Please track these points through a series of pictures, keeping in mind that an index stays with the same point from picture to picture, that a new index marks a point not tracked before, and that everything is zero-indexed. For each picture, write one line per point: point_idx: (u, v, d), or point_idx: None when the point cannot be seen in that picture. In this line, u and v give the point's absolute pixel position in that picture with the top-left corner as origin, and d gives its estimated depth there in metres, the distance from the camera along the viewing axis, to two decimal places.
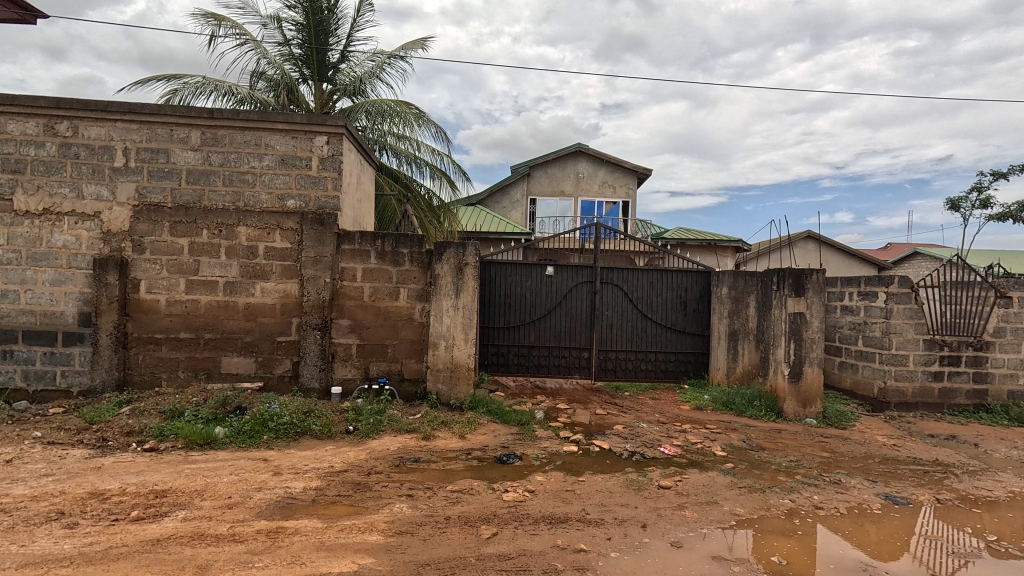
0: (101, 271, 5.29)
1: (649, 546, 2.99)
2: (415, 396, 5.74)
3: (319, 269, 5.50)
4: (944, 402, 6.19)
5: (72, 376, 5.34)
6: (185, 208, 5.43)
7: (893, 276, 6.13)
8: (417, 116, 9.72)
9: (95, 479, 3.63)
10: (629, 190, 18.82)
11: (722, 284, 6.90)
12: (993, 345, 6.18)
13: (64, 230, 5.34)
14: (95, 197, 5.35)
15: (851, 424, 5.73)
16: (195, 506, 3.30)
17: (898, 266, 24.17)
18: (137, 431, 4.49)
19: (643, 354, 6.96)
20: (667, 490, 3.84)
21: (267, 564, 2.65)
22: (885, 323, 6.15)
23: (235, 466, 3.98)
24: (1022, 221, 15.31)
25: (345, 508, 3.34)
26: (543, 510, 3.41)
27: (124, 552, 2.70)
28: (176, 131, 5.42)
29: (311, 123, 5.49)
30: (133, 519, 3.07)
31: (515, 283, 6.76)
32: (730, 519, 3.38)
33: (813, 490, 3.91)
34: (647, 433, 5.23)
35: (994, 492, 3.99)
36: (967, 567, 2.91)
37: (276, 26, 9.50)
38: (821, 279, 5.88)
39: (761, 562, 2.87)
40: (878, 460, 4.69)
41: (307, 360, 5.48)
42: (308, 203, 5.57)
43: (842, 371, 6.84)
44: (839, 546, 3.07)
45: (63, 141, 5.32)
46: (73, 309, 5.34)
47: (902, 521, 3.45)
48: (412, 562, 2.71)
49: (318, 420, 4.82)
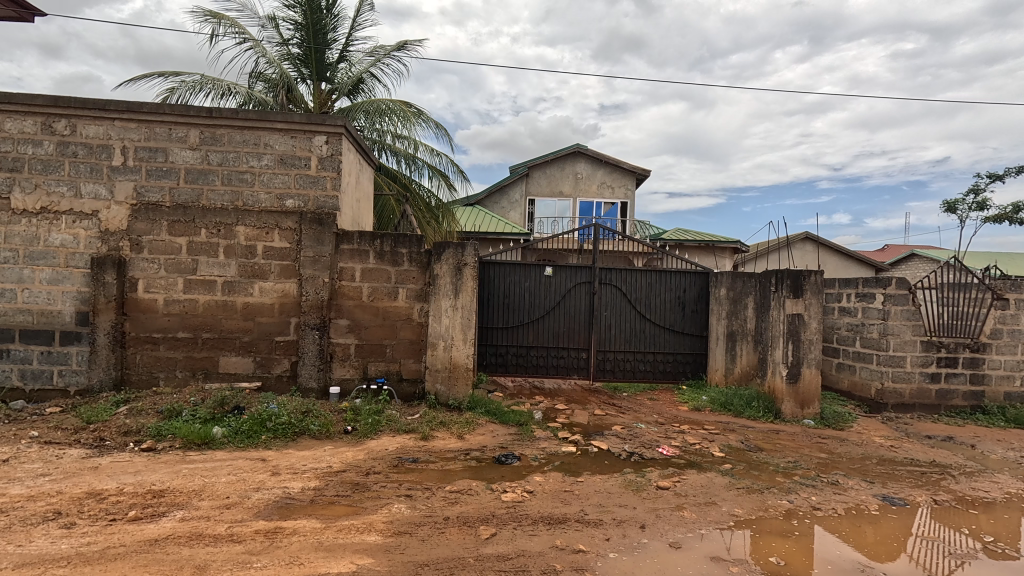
0: (99, 270, 5.27)
1: (648, 546, 2.99)
2: (414, 397, 5.74)
3: (318, 269, 5.49)
4: (941, 403, 6.21)
5: (69, 376, 5.32)
6: (184, 207, 5.42)
7: (891, 277, 6.14)
8: (416, 115, 9.70)
9: (92, 479, 3.61)
10: (628, 190, 18.86)
11: (720, 285, 6.91)
12: (990, 346, 6.20)
13: (61, 229, 5.32)
14: (93, 196, 5.33)
15: (849, 424, 5.75)
16: (193, 506, 3.29)
17: (897, 266, 24.19)
18: (134, 431, 4.48)
19: (641, 355, 6.98)
20: (666, 491, 3.85)
21: (266, 564, 2.64)
22: (883, 325, 6.17)
23: (233, 466, 3.98)
24: (1018, 222, 15.40)
25: (344, 508, 3.34)
26: (542, 510, 3.42)
27: (122, 552, 2.69)
28: (175, 130, 5.41)
29: (311, 123, 5.49)
30: (130, 519, 3.06)
31: (513, 283, 6.76)
32: (729, 520, 3.39)
33: (811, 491, 3.93)
34: (645, 434, 5.25)
35: (991, 493, 4.01)
36: (964, 567, 2.93)
37: (275, 25, 9.48)
38: (819, 280, 5.88)
39: (759, 562, 2.88)
40: (876, 461, 4.71)
41: (305, 360, 5.46)
42: (307, 203, 5.56)
43: (840, 372, 6.86)
44: (837, 547, 3.08)
45: (60, 139, 5.30)
46: (71, 308, 5.32)
47: (898, 522, 3.46)
48: (411, 563, 2.71)
49: (316, 420, 4.81)
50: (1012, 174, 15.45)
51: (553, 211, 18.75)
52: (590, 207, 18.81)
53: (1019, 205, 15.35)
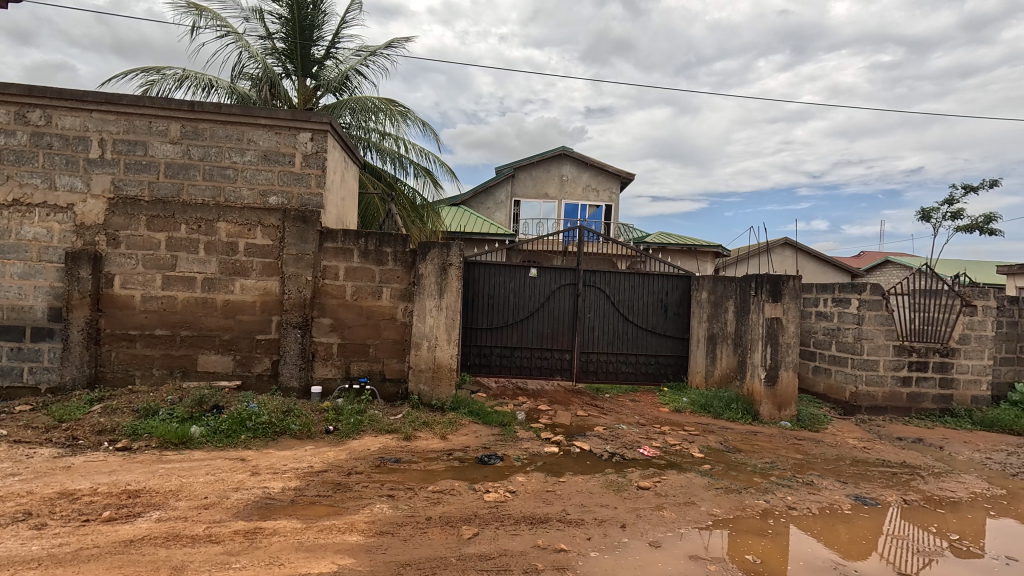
0: (74, 265, 5.14)
1: (628, 546, 3.03)
2: (397, 397, 5.71)
3: (301, 267, 5.42)
4: (912, 405, 6.40)
5: (40, 372, 5.18)
6: (163, 201, 5.31)
7: (866, 283, 6.32)
8: (402, 114, 9.64)
9: (65, 479, 3.52)
10: (612, 194, 19.08)
11: (702, 288, 7.01)
12: (959, 351, 6.42)
13: (34, 222, 5.18)
14: (68, 188, 5.21)
15: (824, 426, 5.92)
16: (170, 506, 3.23)
17: (874, 272, 24.71)
18: (109, 430, 4.38)
19: (624, 356, 7.00)
20: (646, 491, 3.90)
21: (244, 565, 2.61)
22: (858, 329, 6.33)
23: (212, 466, 3.91)
24: (988, 233, 15.89)
25: (325, 509, 3.31)
26: (524, 511, 3.43)
27: (96, 553, 2.65)
28: (155, 123, 5.30)
29: (295, 119, 5.44)
30: (104, 520, 3.00)
31: (498, 284, 6.78)
32: (707, 520, 3.45)
33: (787, 491, 4.02)
34: (627, 434, 5.31)
35: (958, 493, 4.14)
36: (932, 565, 3.02)
37: (259, 19, 9.34)
38: (797, 285, 6.09)
39: (736, 561, 2.93)
40: (849, 462, 4.84)
41: (287, 359, 5.40)
42: (291, 200, 5.51)
43: (816, 375, 7.02)
44: (811, 546, 3.15)
45: (35, 130, 5.16)
46: (43, 304, 5.19)
47: (870, 521, 3.56)
48: (393, 562, 2.71)
49: (297, 420, 4.77)
50: (984, 188, 15.92)
51: (539, 213, 18.82)
52: (575, 209, 18.89)
53: (990, 216, 15.83)
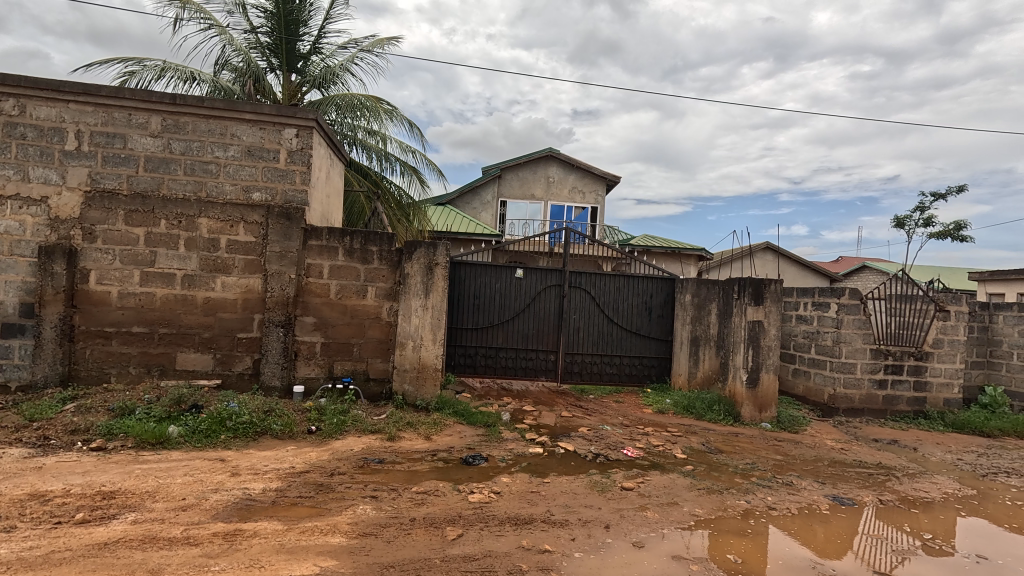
0: (47, 259, 4.99)
1: (612, 546, 3.05)
2: (381, 397, 5.67)
3: (284, 264, 5.34)
4: (887, 408, 6.55)
5: (11, 370, 5.02)
6: (142, 196, 5.19)
7: (845, 288, 6.45)
8: (390, 111, 9.53)
9: (36, 480, 3.42)
10: (598, 196, 19.19)
11: (686, 291, 7.05)
12: (932, 355, 6.60)
13: (6, 214, 5.03)
14: (42, 180, 5.06)
15: (803, 428, 6.03)
16: (146, 508, 3.15)
17: (853, 277, 25.23)
18: (82, 429, 4.26)
19: (608, 358, 7.06)
20: (630, 492, 3.93)
21: (223, 567, 2.56)
22: (836, 332, 6.46)
23: (190, 466, 3.84)
24: (960, 238, 16.36)
25: (307, 510, 3.27)
26: (508, 511, 3.43)
27: (68, 556, 2.57)
28: (135, 116, 5.18)
29: (280, 115, 5.34)
30: (78, 522, 2.92)
31: (484, 285, 6.77)
32: (690, 520, 3.49)
33: (767, 491, 4.09)
34: (610, 435, 5.34)
35: (931, 493, 4.25)
36: (906, 563, 3.09)
37: (243, 12, 9.17)
38: (778, 288, 6.20)
39: (717, 561, 2.97)
40: (827, 463, 4.93)
41: (269, 358, 5.31)
42: (274, 196, 5.42)
43: (796, 377, 7.15)
44: (791, 546, 3.21)
45: (8, 120, 5.01)
46: (14, 300, 5.03)
47: (847, 521, 3.63)
48: (376, 564, 2.68)
49: (279, 419, 4.69)
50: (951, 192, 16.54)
51: (525, 214, 18.84)
52: (561, 211, 19.00)
53: (959, 223, 16.33)
